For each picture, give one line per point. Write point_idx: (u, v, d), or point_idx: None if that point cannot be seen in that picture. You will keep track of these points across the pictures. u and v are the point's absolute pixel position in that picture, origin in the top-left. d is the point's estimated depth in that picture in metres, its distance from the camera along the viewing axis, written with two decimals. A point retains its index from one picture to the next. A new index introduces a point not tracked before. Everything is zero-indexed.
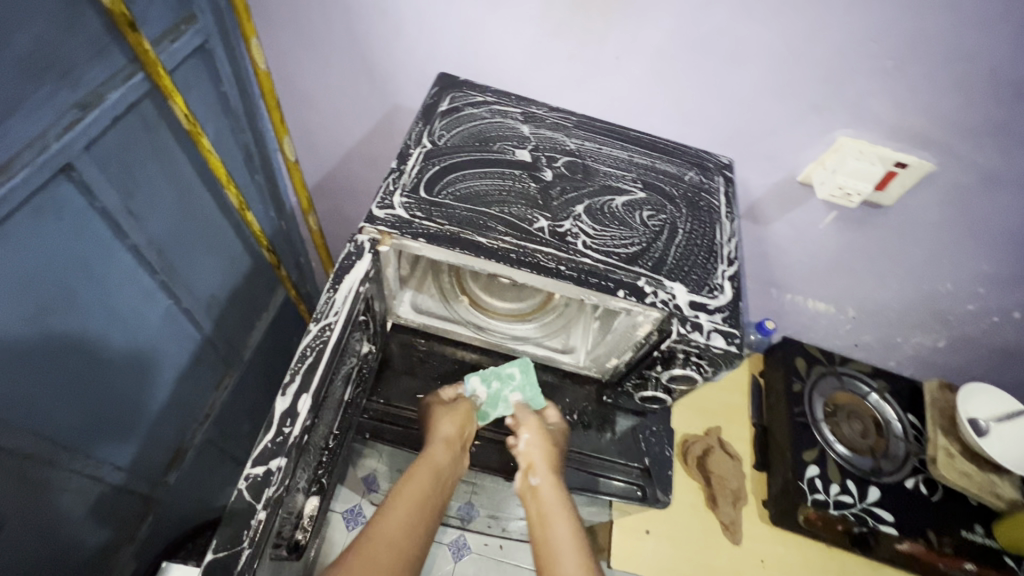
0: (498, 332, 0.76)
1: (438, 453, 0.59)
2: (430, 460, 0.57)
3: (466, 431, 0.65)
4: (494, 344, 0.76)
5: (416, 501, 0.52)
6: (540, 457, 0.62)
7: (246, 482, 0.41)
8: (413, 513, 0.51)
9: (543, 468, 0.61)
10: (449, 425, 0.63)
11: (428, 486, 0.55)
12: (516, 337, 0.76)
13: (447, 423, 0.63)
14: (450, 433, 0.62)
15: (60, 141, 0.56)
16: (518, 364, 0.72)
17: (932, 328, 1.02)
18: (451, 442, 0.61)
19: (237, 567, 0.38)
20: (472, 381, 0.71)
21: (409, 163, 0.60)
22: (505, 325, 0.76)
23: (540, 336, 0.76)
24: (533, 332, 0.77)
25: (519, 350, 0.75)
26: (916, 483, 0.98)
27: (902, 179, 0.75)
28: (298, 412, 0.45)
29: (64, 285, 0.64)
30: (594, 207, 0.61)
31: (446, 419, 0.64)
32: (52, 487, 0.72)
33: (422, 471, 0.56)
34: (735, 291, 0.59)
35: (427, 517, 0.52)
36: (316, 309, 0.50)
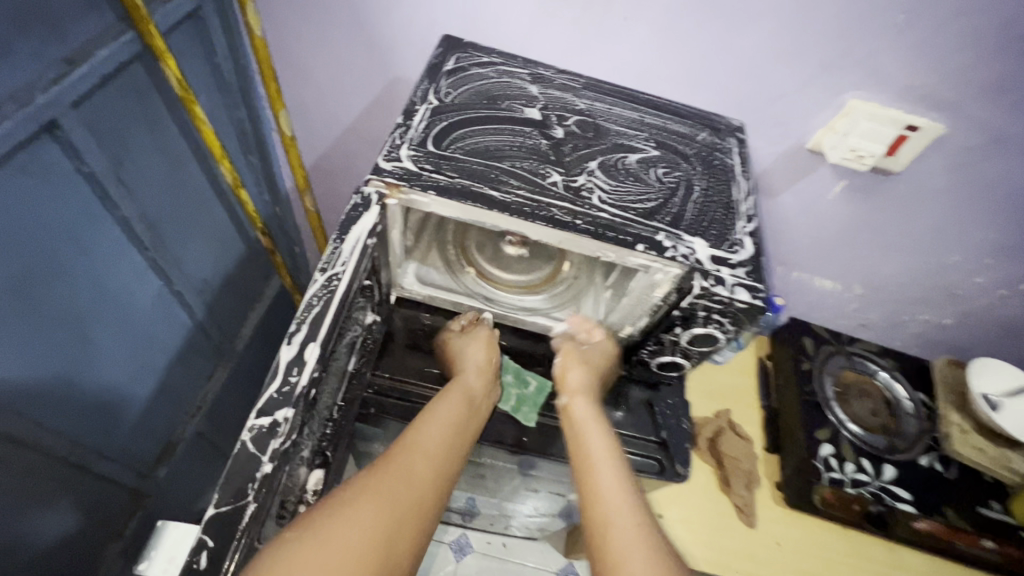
0: (505, 304, 0.73)
1: (471, 380, 0.61)
2: (463, 386, 0.60)
3: (493, 358, 0.67)
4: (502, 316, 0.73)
5: (449, 421, 0.55)
6: (573, 377, 0.65)
7: (250, 435, 0.39)
8: (449, 430, 0.53)
9: (573, 389, 0.65)
10: (477, 353, 0.65)
11: (463, 407, 0.57)
12: (524, 308, 0.73)
13: (477, 350, 0.66)
14: (479, 359, 0.64)
15: (46, 95, 0.53)
16: (541, 381, 0.70)
17: (938, 303, 1.01)
18: (481, 368, 0.64)
19: (242, 525, 0.37)
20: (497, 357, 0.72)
21: (415, 118, 0.58)
22: (512, 296, 0.73)
23: (551, 307, 0.73)
24: (543, 302, 0.73)
25: (529, 321, 0.73)
26: (931, 461, 0.96)
27: (913, 143, 0.74)
28: (305, 361, 0.42)
29: (49, 255, 0.61)
30: (607, 163, 0.59)
31: (474, 349, 0.66)
32: (34, 475, 0.67)
33: (456, 395, 0.58)
34: (756, 246, 0.57)
35: (456, 432, 0.54)
36: (322, 260, 0.48)
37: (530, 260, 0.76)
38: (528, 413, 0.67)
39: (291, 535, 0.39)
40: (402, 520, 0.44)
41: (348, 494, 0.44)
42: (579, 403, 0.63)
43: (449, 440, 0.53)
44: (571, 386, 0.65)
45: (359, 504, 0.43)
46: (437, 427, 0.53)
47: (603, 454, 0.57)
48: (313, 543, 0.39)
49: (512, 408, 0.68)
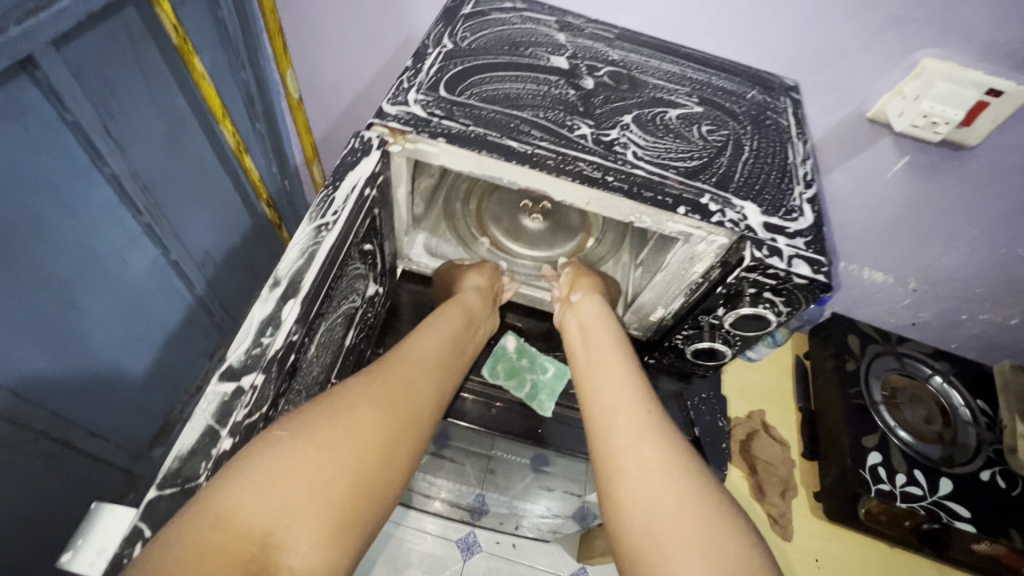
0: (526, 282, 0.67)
1: (470, 298, 0.59)
2: (462, 302, 0.57)
3: (493, 285, 0.64)
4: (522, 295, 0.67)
5: (446, 334, 0.53)
6: (586, 280, 0.62)
7: (212, 404, 0.34)
8: (445, 346, 0.51)
9: (587, 289, 0.61)
10: (475, 276, 0.62)
11: (459, 323, 0.55)
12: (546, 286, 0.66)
13: (474, 274, 0.62)
14: (480, 280, 0.62)
15: (21, 27, 0.48)
16: (559, 367, 0.63)
17: (1005, 302, 0.91)
18: (481, 291, 0.61)
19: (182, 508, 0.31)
20: (506, 339, 0.66)
21: (427, 62, 0.52)
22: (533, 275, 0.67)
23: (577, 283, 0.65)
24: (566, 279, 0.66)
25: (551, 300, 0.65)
26: (993, 476, 0.85)
27: (992, 112, 0.64)
28: (282, 321, 0.36)
29: (27, 210, 0.56)
30: (644, 117, 0.52)
31: (474, 273, 0.63)
32: (13, 448, 0.63)
33: (454, 311, 0.56)
34: (817, 215, 0.49)
35: (451, 348, 0.52)
36: (312, 209, 0.41)
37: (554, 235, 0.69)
38: (546, 402, 0.59)
39: (284, 433, 0.35)
40: (402, 427, 0.41)
41: (342, 394, 0.40)
42: (590, 300, 0.60)
43: (445, 355, 0.50)
44: (585, 286, 0.61)
45: (356, 406, 0.40)
46: (432, 340, 0.51)
47: (610, 367, 0.54)
48: (311, 442, 0.36)
49: (527, 395, 0.59)
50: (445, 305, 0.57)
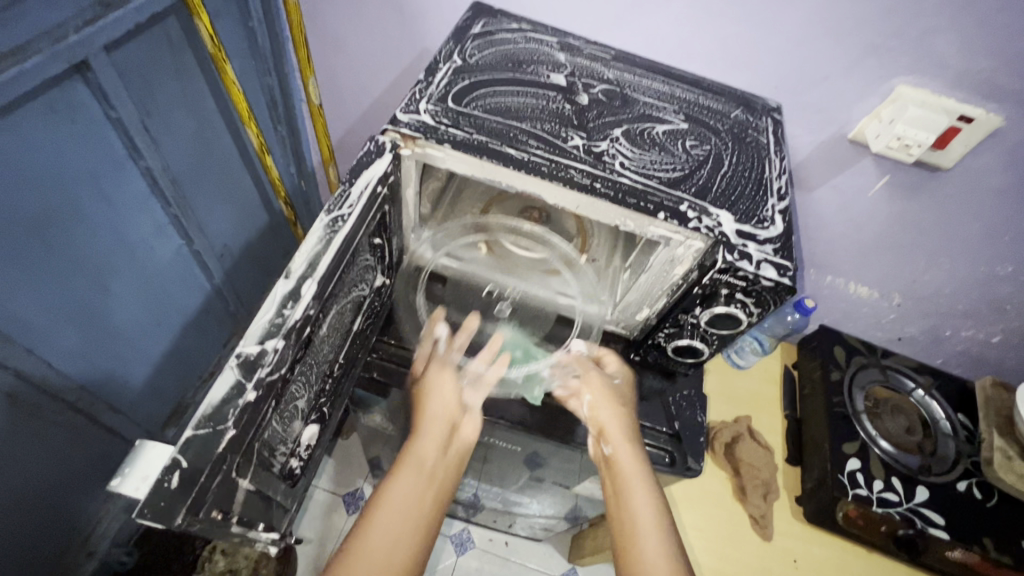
0: (502, 361, 0.64)
1: (426, 450, 0.57)
2: (416, 460, 0.56)
3: (454, 409, 0.60)
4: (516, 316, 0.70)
5: (403, 506, 0.52)
6: (613, 426, 0.61)
7: (238, 361, 0.37)
8: (402, 521, 0.51)
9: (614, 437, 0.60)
10: (432, 405, 0.59)
11: (416, 487, 0.54)
12: (520, 370, 0.65)
13: (430, 405, 0.59)
14: (439, 416, 0.59)
15: (78, 34, 0.54)
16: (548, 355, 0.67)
17: (986, 319, 0.94)
18: (438, 434, 0.58)
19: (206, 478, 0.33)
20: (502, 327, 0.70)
21: (437, 76, 0.57)
22: (507, 362, 0.64)
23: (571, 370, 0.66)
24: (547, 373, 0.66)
25: (531, 394, 0.64)
26: (970, 486, 0.88)
27: (965, 136, 0.68)
28: (302, 296, 0.40)
29: (70, 195, 0.62)
30: (633, 131, 0.57)
31: (435, 396, 0.60)
32: (42, 416, 0.68)
33: (408, 472, 0.54)
34: (787, 224, 0.53)
35: (417, 522, 0.51)
36: (330, 201, 0.47)
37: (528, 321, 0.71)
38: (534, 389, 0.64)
39: None
40: None
41: None
42: (621, 450, 0.60)
43: (401, 533, 0.50)
44: (613, 433, 0.60)
45: None
46: (387, 516, 0.51)
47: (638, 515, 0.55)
48: None
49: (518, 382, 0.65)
50: (399, 463, 0.56)
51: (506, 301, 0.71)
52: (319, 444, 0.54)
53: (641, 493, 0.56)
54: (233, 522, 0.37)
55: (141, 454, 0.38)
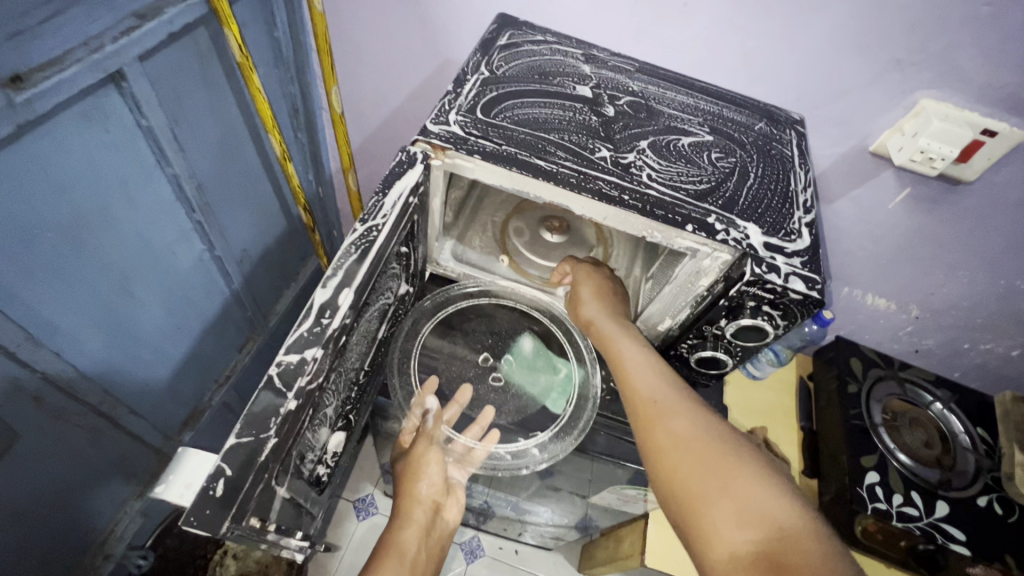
0: (490, 440, 0.59)
1: (411, 534, 0.58)
2: (399, 550, 0.56)
3: (439, 490, 0.62)
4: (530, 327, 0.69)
5: None
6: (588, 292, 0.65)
7: (278, 369, 0.37)
8: None
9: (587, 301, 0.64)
10: (422, 483, 0.61)
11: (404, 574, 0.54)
12: (510, 446, 0.60)
13: (421, 483, 0.61)
14: (423, 496, 0.61)
15: (114, 44, 0.55)
16: (571, 370, 0.65)
17: (1005, 332, 0.94)
18: (426, 514, 0.60)
19: (247, 486, 0.33)
20: (523, 341, 0.68)
21: (466, 87, 0.58)
22: (496, 439, 0.59)
23: (560, 453, 0.60)
24: (537, 452, 0.60)
25: (519, 474, 0.60)
26: (990, 502, 0.87)
27: (988, 150, 0.68)
28: (338, 305, 0.41)
29: (100, 202, 0.62)
30: (659, 143, 0.57)
31: (423, 475, 0.61)
32: (65, 418, 0.69)
33: (394, 559, 0.55)
34: (814, 238, 0.53)
35: None
36: (363, 211, 0.47)
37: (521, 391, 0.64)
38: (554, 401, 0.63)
39: None
40: None
41: None
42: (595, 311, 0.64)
43: None
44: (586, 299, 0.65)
45: None
46: None
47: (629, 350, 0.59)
48: None
49: (540, 393, 0.64)
50: (382, 551, 0.55)
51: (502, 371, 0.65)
52: (343, 451, 0.55)
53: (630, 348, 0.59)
54: (270, 530, 0.37)
55: (182, 462, 0.39)
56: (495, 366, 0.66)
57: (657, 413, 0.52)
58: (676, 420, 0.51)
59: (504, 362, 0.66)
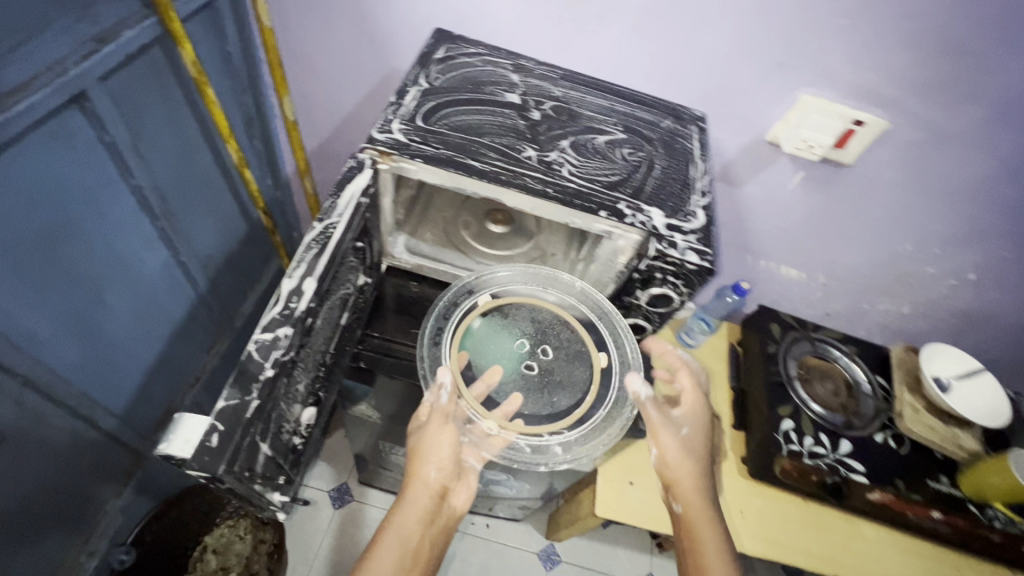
0: (512, 427, 0.58)
1: (410, 523, 0.61)
2: (398, 537, 0.60)
3: (449, 475, 0.63)
4: (563, 349, 0.65)
5: None
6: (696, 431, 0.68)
7: (255, 346, 0.45)
8: None
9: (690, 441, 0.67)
10: (430, 471, 0.62)
11: (398, 560, 0.60)
12: (531, 439, 0.58)
13: (427, 469, 0.62)
14: (431, 482, 0.62)
15: (78, 67, 0.60)
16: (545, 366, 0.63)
17: (896, 292, 1.09)
18: (434, 496, 0.62)
19: (235, 439, 0.41)
20: (500, 339, 0.65)
21: (407, 98, 0.65)
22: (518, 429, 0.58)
23: (581, 455, 0.59)
24: (559, 450, 0.58)
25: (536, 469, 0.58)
26: (885, 438, 1.03)
27: (860, 136, 0.81)
28: (303, 292, 0.48)
29: (69, 214, 0.67)
30: (578, 142, 0.67)
31: (432, 454, 0.61)
32: (47, 421, 0.73)
33: (390, 546, 0.60)
34: (708, 218, 0.63)
35: None
36: (321, 210, 0.55)
37: (555, 386, 0.62)
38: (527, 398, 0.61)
39: None
40: None
41: None
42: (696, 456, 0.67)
43: None
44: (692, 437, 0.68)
45: None
46: None
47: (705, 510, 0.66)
48: None
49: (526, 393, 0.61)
50: (381, 533, 0.61)
51: (537, 360, 0.63)
52: (315, 424, 0.62)
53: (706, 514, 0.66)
54: (256, 481, 0.45)
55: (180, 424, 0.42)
56: (529, 355, 0.64)
57: None
58: None
59: (536, 352, 0.64)
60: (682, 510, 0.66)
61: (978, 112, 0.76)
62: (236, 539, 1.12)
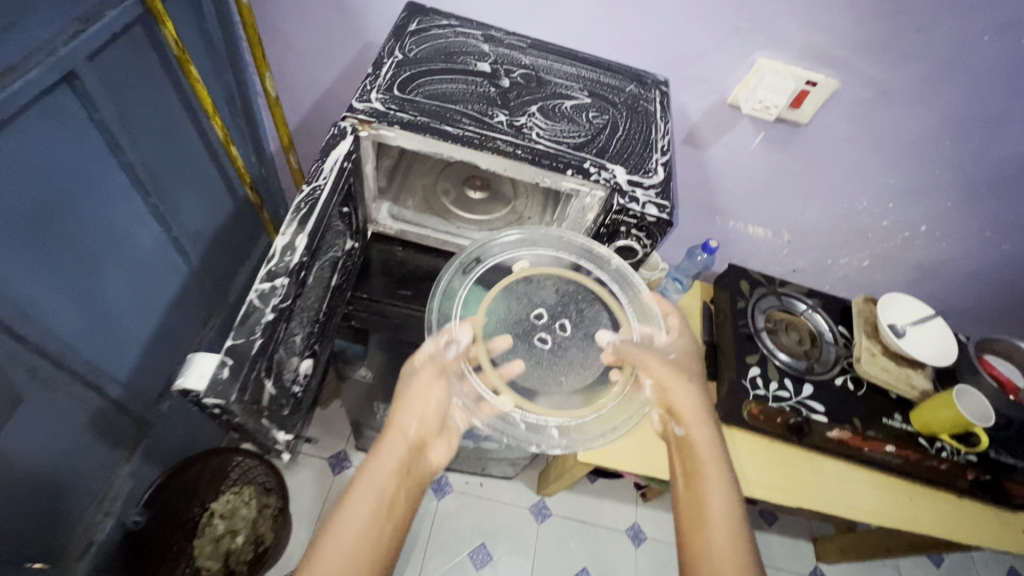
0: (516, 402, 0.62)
1: (387, 467, 0.60)
2: (375, 481, 0.59)
3: (429, 421, 0.63)
4: (582, 326, 0.69)
5: (363, 524, 0.56)
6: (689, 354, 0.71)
7: (256, 294, 0.50)
8: (364, 541, 0.56)
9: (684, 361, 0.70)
10: (411, 416, 0.62)
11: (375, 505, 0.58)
12: (529, 418, 0.62)
13: (410, 415, 0.62)
14: (409, 432, 0.62)
15: (67, 47, 0.63)
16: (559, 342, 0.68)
17: (856, 246, 1.16)
18: (412, 442, 0.62)
19: (243, 371, 0.46)
20: (507, 304, 0.69)
21: (383, 69, 0.69)
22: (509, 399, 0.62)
23: (575, 442, 0.63)
24: (553, 433, 0.62)
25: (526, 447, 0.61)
26: (845, 381, 1.11)
27: (813, 97, 0.87)
28: (296, 247, 0.53)
29: (67, 190, 0.71)
30: (546, 107, 0.71)
31: (420, 398, 0.62)
32: (58, 388, 0.78)
33: (366, 488, 0.58)
34: (667, 174, 0.69)
35: (372, 548, 0.56)
36: (308, 174, 0.59)
37: (566, 361, 0.67)
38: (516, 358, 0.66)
39: None
40: None
41: None
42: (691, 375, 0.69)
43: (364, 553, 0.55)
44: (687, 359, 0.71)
45: None
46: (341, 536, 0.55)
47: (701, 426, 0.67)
48: None
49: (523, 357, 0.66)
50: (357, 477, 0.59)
51: (553, 334, 0.68)
52: (312, 375, 0.68)
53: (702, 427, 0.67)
54: (262, 415, 0.51)
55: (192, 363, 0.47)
56: (545, 327, 0.69)
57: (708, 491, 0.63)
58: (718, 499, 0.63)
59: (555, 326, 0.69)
60: (684, 433, 0.67)
61: (918, 69, 0.82)
62: (241, 505, 1.19)
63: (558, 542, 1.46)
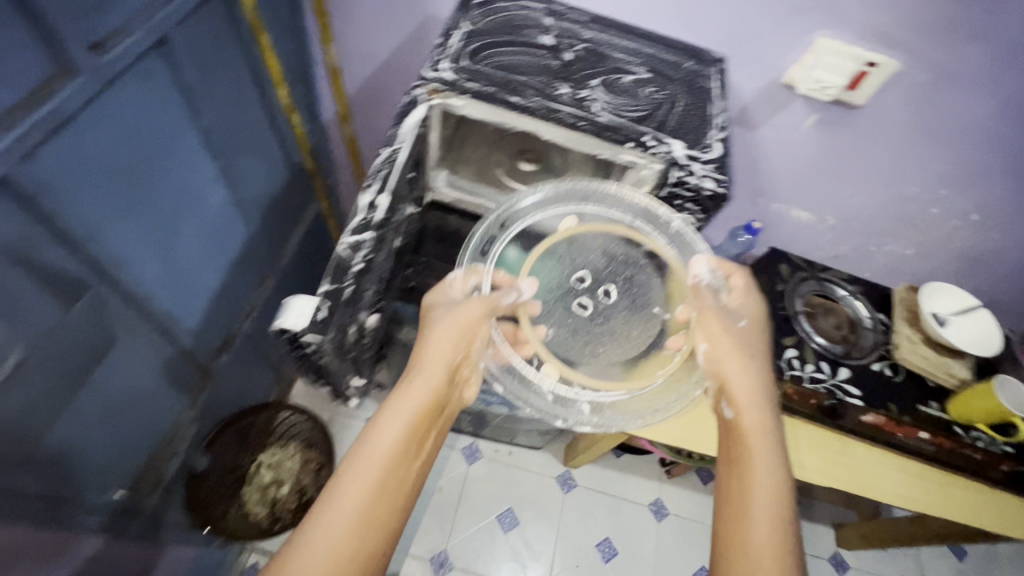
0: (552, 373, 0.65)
1: (424, 387, 0.62)
2: (413, 397, 0.61)
3: (465, 348, 0.64)
4: (628, 291, 0.71)
5: (400, 436, 0.59)
6: (754, 335, 0.70)
7: (345, 245, 0.57)
8: (399, 452, 0.59)
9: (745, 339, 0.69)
10: (449, 343, 0.63)
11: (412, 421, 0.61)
12: (558, 391, 0.65)
13: (448, 341, 0.63)
14: (449, 359, 0.63)
15: (163, 12, 0.67)
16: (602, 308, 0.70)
17: (902, 234, 1.15)
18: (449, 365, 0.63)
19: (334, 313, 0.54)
20: (548, 267, 0.71)
21: (452, 40, 0.72)
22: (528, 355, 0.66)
23: (609, 421, 0.65)
24: (585, 408, 0.65)
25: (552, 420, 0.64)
26: (882, 367, 1.11)
27: (872, 78, 0.87)
28: (378, 205, 0.59)
29: (156, 148, 0.76)
30: (607, 81, 0.73)
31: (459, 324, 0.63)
32: (139, 333, 0.84)
33: (406, 404, 0.61)
34: (724, 149, 0.70)
35: (405, 461, 0.59)
36: (386, 139, 0.65)
37: (608, 326, 0.70)
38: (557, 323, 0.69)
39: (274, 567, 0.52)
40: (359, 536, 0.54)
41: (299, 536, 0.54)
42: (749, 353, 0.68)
43: (398, 463, 0.59)
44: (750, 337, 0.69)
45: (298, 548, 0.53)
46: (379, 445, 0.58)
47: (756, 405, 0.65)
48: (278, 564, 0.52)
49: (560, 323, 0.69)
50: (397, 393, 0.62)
51: (594, 300, 0.70)
52: (380, 327, 0.73)
53: (755, 406, 0.65)
54: (346, 355, 0.57)
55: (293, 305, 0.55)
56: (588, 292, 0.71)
57: (754, 465, 0.62)
58: (765, 476, 0.61)
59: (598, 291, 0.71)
60: (734, 415, 0.66)
61: (984, 51, 0.81)
62: (287, 457, 1.26)
63: (582, 512, 1.51)
